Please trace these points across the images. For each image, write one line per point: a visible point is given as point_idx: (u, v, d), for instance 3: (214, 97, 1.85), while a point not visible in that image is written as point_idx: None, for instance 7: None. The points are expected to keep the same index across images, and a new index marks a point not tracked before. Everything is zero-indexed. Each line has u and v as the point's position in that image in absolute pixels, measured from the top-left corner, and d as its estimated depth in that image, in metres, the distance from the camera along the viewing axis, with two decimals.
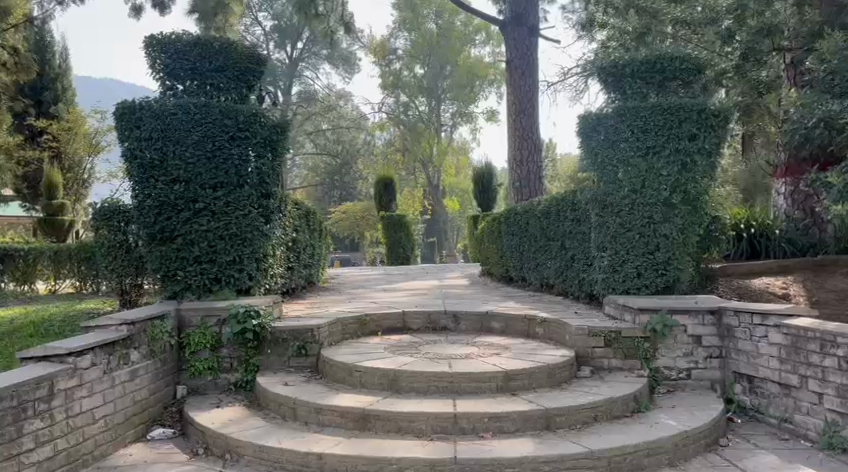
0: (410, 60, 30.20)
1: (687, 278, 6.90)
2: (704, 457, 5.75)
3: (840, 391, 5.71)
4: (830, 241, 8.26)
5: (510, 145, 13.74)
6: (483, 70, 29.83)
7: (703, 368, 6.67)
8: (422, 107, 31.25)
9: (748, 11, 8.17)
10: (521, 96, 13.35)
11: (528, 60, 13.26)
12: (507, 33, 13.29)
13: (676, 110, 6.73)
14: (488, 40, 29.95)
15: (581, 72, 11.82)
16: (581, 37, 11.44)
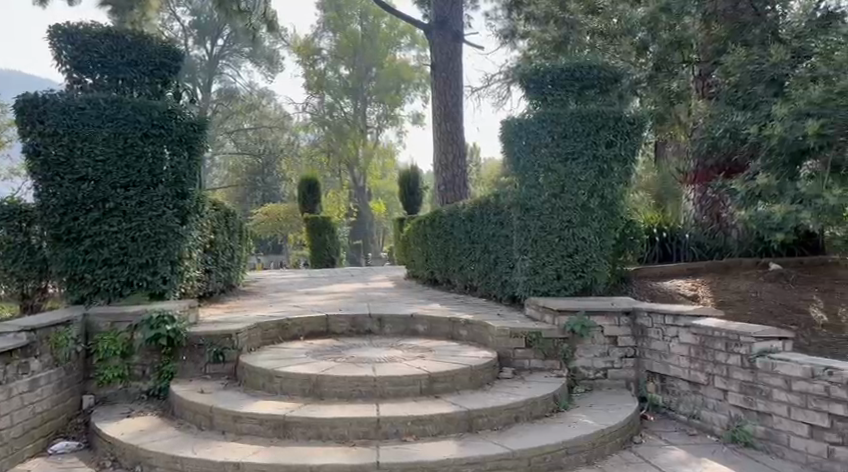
0: (335, 60, 30.25)
1: (604, 280, 7.14)
2: (618, 455, 5.95)
3: (743, 387, 6.05)
4: (734, 245, 8.76)
5: (436, 149, 13.79)
6: (407, 73, 30.60)
7: (619, 367, 6.92)
8: (347, 109, 31.08)
9: (661, 24, 8.55)
10: (446, 101, 13.46)
11: (453, 65, 13.44)
12: (432, 37, 13.44)
13: (593, 117, 6.95)
14: (414, 44, 30.55)
15: (504, 78, 12.07)
16: (503, 44, 11.64)
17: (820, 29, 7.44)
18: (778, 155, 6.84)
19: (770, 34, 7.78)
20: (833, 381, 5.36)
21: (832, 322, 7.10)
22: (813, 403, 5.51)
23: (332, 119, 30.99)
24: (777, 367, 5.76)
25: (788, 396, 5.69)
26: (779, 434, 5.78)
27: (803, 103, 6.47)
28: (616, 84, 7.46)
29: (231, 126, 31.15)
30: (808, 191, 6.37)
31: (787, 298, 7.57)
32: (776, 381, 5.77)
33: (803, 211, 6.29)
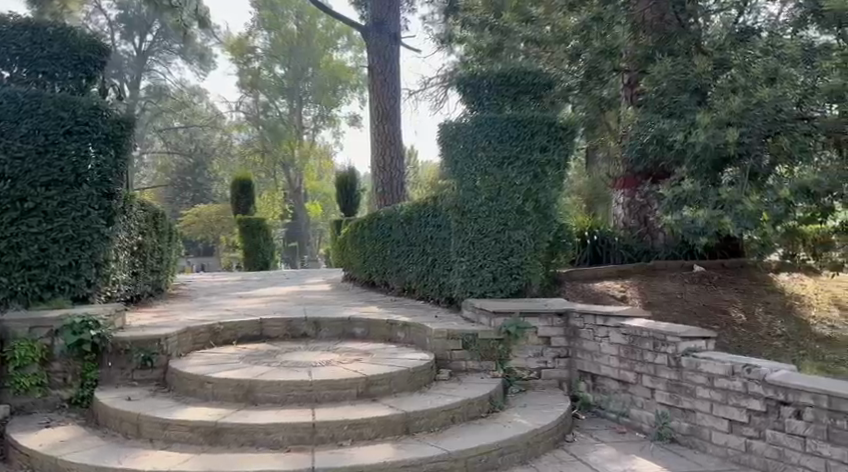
0: (270, 60, 30.94)
1: (538, 281, 7.30)
2: (552, 453, 6.07)
3: (669, 385, 6.28)
4: (661, 248, 9.12)
5: (373, 150, 13.66)
6: (346, 74, 31.60)
7: (552, 367, 7.07)
8: (282, 109, 32.42)
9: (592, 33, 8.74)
10: (383, 102, 13.44)
11: (391, 66, 13.44)
12: (369, 38, 13.43)
13: (528, 123, 7.09)
14: (351, 45, 31.54)
15: (442, 82, 12.13)
16: (440, 48, 11.76)
17: (739, 41, 7.77)
18: (701, 163, 7.18)
19: (693, 46, 8.03)
20: (751, 377, 5.63)
21: (750, 321, 7.61)
22: (733, 399, 5.77)
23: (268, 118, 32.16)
24: (700, 365, 6.00)
25: (710, 393, 5.93)
26: (702, 429, 6.02)
27: (724, 112, 6.75)
28: (549, 90, 7.59)
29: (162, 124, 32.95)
30: (728, 196, 6.67)
31: (710, 298, 8.00)
32: (699, 379, 6.01)
33: (726, 216, 6.62)
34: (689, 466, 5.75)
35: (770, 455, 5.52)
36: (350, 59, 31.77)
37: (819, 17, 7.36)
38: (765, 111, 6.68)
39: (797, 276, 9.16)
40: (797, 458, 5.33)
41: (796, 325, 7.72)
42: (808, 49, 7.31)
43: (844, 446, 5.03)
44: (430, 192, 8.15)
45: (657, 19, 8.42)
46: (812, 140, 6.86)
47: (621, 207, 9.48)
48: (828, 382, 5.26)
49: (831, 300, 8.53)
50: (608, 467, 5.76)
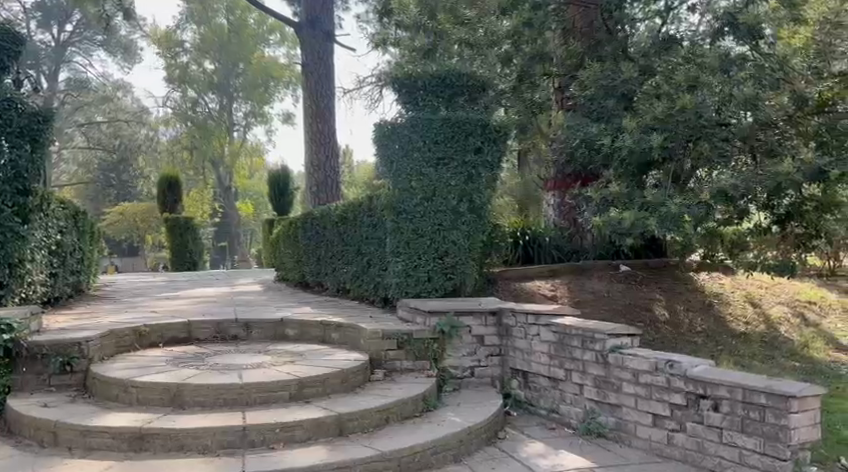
0: (200, 55, 30.80)
1: (472, 281, 7.43)
2: (484, 450, 6.16)
3: (596, 381, 6.48)
4: (589, 248, 9.32)
5: (307, 149, 13.59)
6: (277, 72, 31.66)
7: (485, 366, 7.28)
8: (212, 105, 31.84)
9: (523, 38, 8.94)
10: (316, 102, 13.32)
11: (324, 65, 13.31)
12: (302, 36, 13.26)
13: (462, 124, 7.19)
14: (283, 41, 31.41)
15: (376, 82, 12.07)
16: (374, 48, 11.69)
17: (663, 49, 8.11)
18: (627, 166, 7.50)
19: (620, 53, 8.46)
20: (674, 373, 5.84)
21: (672, 318, 8.05)
22: (657, 394, 5.99)
23: (195, 114, 31.43)
24: (626, 361, 6.21)
25: (635, 388, 6.15)
26: (627, 423, 6.23)
27: (649, 117, 7.07)
28: (482, 92, 7.66)
29: (82, 118, 31.85)
30: (653, 199, 6.99)
31: (635, 296, 8.31)
32: (625, 375, 6.21)
33: (650, 218, 6.84)
34: (615, 459, 5.94)
35: (689, 447, 5.76)
36: (281, 56, 31.79)
37: (735, 29, 7.64)
38: (686, 117, 6.93)
39: (716, 274, 9.58)
40: (715, 449, 5.57)
41: (715, 322, 8.24)
42: (725, 59, 7.46)
43: (757, 437, 5.28)
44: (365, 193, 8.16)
45: (587, 26, 8.90)
46: (728, 144, 7.31)
47: (553, 208, 9.69)
48: (744, 376, 5.51)
49: (746, 297, 8.99)
50: (538, 462, 5.89)
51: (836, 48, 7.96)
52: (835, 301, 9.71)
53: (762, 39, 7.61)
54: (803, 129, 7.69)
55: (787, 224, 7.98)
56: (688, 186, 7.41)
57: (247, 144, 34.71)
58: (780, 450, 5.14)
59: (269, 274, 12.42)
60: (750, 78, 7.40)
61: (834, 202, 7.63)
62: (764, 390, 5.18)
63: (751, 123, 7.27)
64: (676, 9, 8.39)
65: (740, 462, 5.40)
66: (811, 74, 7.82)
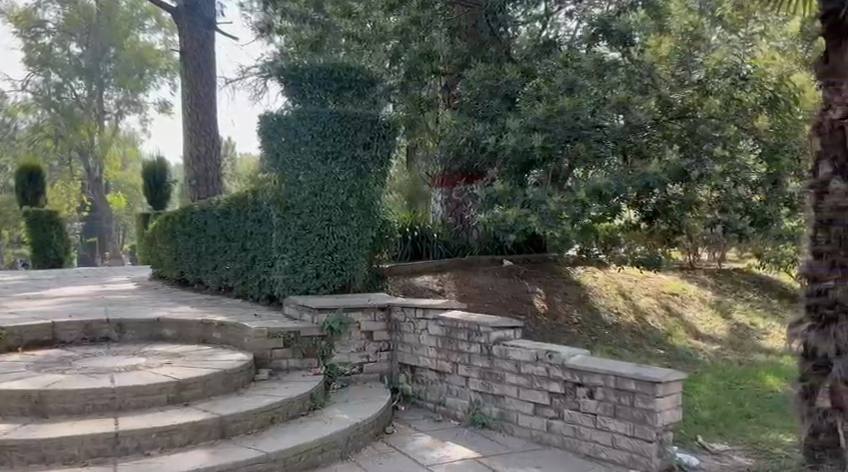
0: (63, 36, 28.60)
1: (361, 277, 7.91)
2: (370, 446, 6.18)
3: (481, 373, 6.75)
4: (475, 244, 9.61)
5: (185, 140, 12.99)
6: (150, 56, 29.71)
7: (374, 361, 7.51)
8: (80, 91, 30.08)
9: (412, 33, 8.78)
10: (197, 89, 12.76)
11: (206, 52, 12.84)
12: (180, 21, 12.63)
13: (353, 118, 7.66)
14: (159, 27, 29.65)
15: (260, 72, 11.76)
16: (259, 37, 11.32)
17: (544, 51, 8.51)
18: (510, 165, 7.75)
19: (504, 54, 8.84)
20: (552, 363, 6.12)
21: (551, 309, 8.47)
22: (537, 383, 6.26)
23: (59, 100, 29.87)
24: (509, 352, 6.47)
25: (517, 379, 6.42)
26: (510, 413, 6.50)
27: (530, 118, 7.39)
28: (371, 86, 8.25)
29: None
30: (535, 197, 7.26)
31: (518, 291, 8.70)
32: (508, 366, 6.48)
33: (531, 215, 7.13)
34: (499, 448, 6.15)
35: (567, 434, 6.06)
36: (158, 41, 29.97)
37: (607, 36, 8.23)
38: (563, 120, 7.37)
39: (590, 268, 10.02)
40: (589, 434, 5.90)
41: (590, 313, 8.72)
42: (601, 64, 8.04)
43: (628, 421, 5.63)
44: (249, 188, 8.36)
45: (472, 27, 9.02)
46: (602, 145, 7.74)
47: (440, 204, 9.82)
48: (616, 364, 5.85)
49: (617, 290, 9.55)
50: (425, 454, 5.99)
51: (694, 61, 8.51)
52: (696, 292, 10.44)
53: (631, 46, 8.25)
54: (670, 133, 8.17)
55: (654, 220, 8.57)
56: (566, 185, 7.72)
57: (119, 134, 33.08)
58: (648, 432, 5.50)
59: (142, 271, 11.88)
60: (622, 83, 7.99)
61: (695, 202, 8.22)
62: (634, 377, 5.53)
63: (623, 125, 7.69)
64: (554, 15, 8.86)
65: (612, 446, 5.74)
66: (672, 83, 8.34)
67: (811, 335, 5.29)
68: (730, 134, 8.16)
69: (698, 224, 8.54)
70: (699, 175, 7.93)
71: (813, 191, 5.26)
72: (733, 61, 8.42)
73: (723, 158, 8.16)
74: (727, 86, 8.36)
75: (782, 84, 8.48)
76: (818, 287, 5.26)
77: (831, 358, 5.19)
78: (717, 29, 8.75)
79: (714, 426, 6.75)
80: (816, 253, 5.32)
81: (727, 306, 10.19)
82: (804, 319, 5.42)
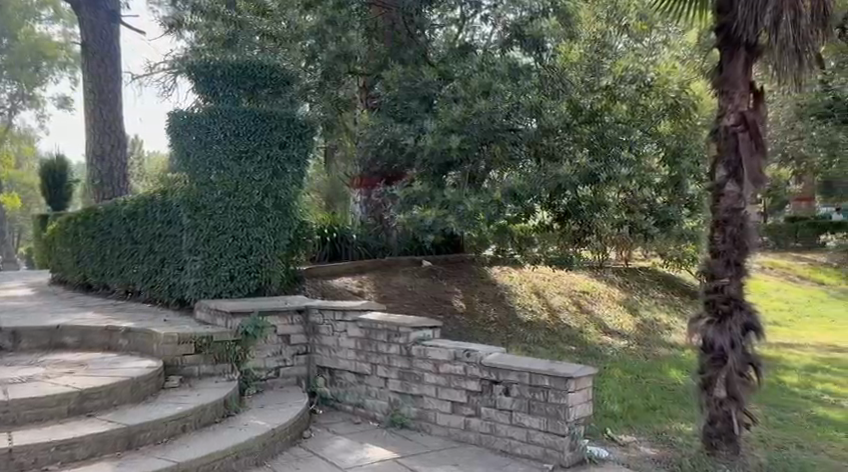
0: None
1: (278, 280, 8.02)
2: (287, 452, 6.06)
3: (400, 373, 6.78)
4: (394, 245, 9.76)
5: (87, 138, 12.39)
6: (51, 50, 27.45)
7: (291, 365, 7.44)
8: None
9: (328, 35, 8.76)
10: (100, 85, 12.16)
11: (110, 45, 12.24)
12: (81, 12, 12.05)
13: (269, 117, 7.82)
14: (56, 19, 27.57)
15: (169, 69, 11.33)
16: (168, 32, 10.84)
17: (459, 53, 8.74)
18: (429, 166, 7.95)
19: (420, 56, 8.81)
20: (470, 361, 6.21)
21: (468, 308, 8.72)
22: (455, 382, 6.34)
23: None
24: (428, 352, 6.53)
25: (436, 378, 6.48)
26: (429, 412, 6.56)
27: (448, 120, 7.59)
28: (287, 85, 8.46)
29: None
30: (453, 198, 7.44)
31: (436, 291, 8.91)
32: (427, 366, 6.53)
33: (449, 216, 7.33)
34: (417, 448, 6.18)
35: (484, 431, 6.16)
36: (56, 34, 27.99)
37: (521, 41, 8.60)
38: (482, 120, 7.61)
39: (506, 268, 10.30)
40: (505, 430, 6.02)
41: (506, 312, 8.95)
42: (514, 68, 8.21)
43: (541, 416, 5.78)
44: (157, 188, 8.33)
45: (388, 28, 9.01)
46: (518, 148, 8.06)
47: (360, 205, 9.87)
48: (531, 361, 5.99)
49: (532, 289, 9.83)
50: (343, 457, 5.94)
51: (601, 67, 8.92)
52: (605, 291, 10.79)
53: (543, 50, 8.60)
54: (581, 136, 8.42)
55: (566, 221, 8.84)
56: (483, 186, 8.01)
57: None
58: (560, 426, 5.67)
59: (42, 275, 11.29)
60: (535, 87, 8.22)
61: (602, 202, 8.57)
62: (548, 373, 5.69)
63: (537, 129, 8.04)
64: (469, 19, 9.07)
65: (527, 441, 5.88)
66: (583, 87, 8.71)
67: (710, 328, 5.97)
68: (635, 138, 8.55)
69: (607, 225, 8.90)
70: (608, 178, 8.28)
71: (709, 192, 6.07)
72: (639, 69, 8.78)
73: (629, 161, 8.46)
74: (633, 92, 8.79)
75: (685, 93, 8.82)
76: (715, 283, 5.95)
77: (726, 349, 5.90)
78: (623, 38, 9.36)
79: (623, 419, 7.03)
80: (713, 252, 6.01)
81: (634, 303, 10.66)
82: (702, 313, 6.08)
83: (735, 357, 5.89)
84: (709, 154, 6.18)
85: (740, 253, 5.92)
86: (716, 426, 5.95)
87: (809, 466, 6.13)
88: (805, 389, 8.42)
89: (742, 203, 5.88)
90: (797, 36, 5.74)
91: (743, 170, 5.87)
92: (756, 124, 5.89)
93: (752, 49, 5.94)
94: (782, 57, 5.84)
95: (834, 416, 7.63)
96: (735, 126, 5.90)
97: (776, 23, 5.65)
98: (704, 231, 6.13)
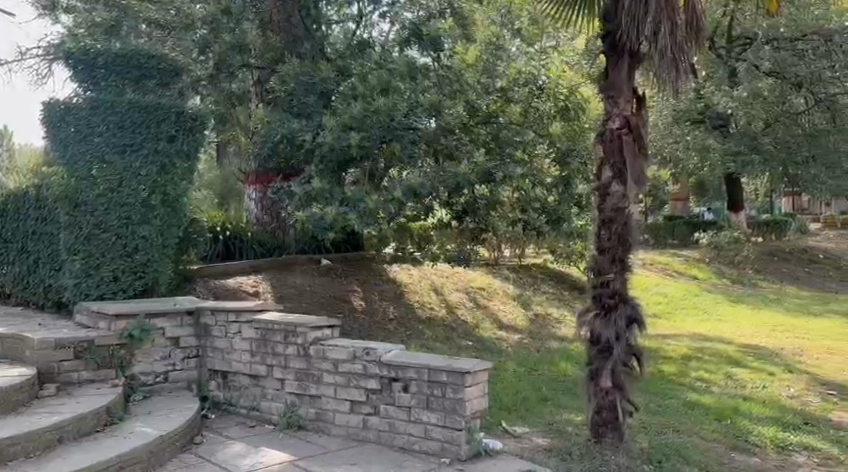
0: None
1: (165, 281, 7.65)
2: (176, 458, 5.77)
3: (297, 375, 6.65)
4: (291, 243, 9.65)
5: None
6: None
7: (181, 369, 7.16)
8: None
9: (222, 27, 8.85)
10: None
11: None
12: None
13: (154, 109, 7.47)
14: None
15: (42, 54, 10.58)
16: (41, 16, 10.20)
17: (357, 50, 9.03)
18: (327, 163, 8.03)
19: (317, 50, 9.15)
20: (369, 360, 6.17)
21: (367, 308, 8.78)
22: (353, 381, 6.27)
23: None
24: (327, 351, 6.44)
25: (334, 378, 6.40)
26: (327, 413, 6.47)
27: (347, 117, 7.79)
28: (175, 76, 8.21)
29: None
30: (353, 197, 7.83)
31: (334, 290, 8.95)
32: (325, 365, 6.43)
33: (350, 214, 7.65)
34: (314, 449, 6.07)
35: (382, 429, 6.13)
36: None
37: (420, 40, 8.95)
38: (380, 118, 7.84)
39: (406, 265, 10.35)
40: (404, 427, 6.01)
41: (405, 309, 9.08)
42: (412, 67, 8.53)
43: (439, 412, 5.81)
44: (29, 183, 7.92)
45: (283, 21, 9.16)
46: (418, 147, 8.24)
47: (254, 202, 9.68)
48: (430, 357, 6.01)
49: (430, 287, 9.98)
50: (237, 462, 5.74)
51: (496, 69, 9.15)
52: (500, 287, 11.08)
53: (441, 50, 8.91)
54: (477, 136, 8.68)
55: (463, 220, 9.05)
56: (382, 185, 8.24)
57: None
58: (457, 421, 5.72)
59: None
60: (434, 87, 8.48)
61: (499, 202, 8.85)
62: (446, 369, 5.72)
63: (435, 128, 8.31)
64: (367, 15, 9.45)
65: (425, 437, 5.89)
66: (480, 88, 8.88)
67: (597, 321, 6.26)
68: (529, 139, 8.97)
69: (501, 222, 9.13)
70: (504, 177, 8.55)
71: (597, 191, 6.36)
72: (531, 72, 9.25)
73: (522, 160, 8.89)
74: (526, 95, 9.21)
75: (573, 95, 9.40)
76: (602, 279, 6.22)
77: (611, 341, 6.20)
78: (516, 42, 9.69)
79: (516, 411, 7.24)
80: (599, 249, 6.28)
81: (527, 298, 11.03)
82: (589, 307, 6.37)
83: (619, 349, 6.19)
84: (596, 156, 6.45)
85: (624, 250, 6.22)
86: (602, 414, 6.25)
87: (687, 449, 6.55)
88: (680, 377, 9.01)
89: (625, 202, 6.19)
90: (673, 44, 6.11)
91: (627, 170, 6.18)
92: (638, 128, 6.24)
93: (636, 56, 6.29)
94: (660, 64, 6.12)
95: (706, 401, 8.21)
96: (620, 129, 6.20)
97: (656, 32, 5.99)
98: (591, 229, 6.39)
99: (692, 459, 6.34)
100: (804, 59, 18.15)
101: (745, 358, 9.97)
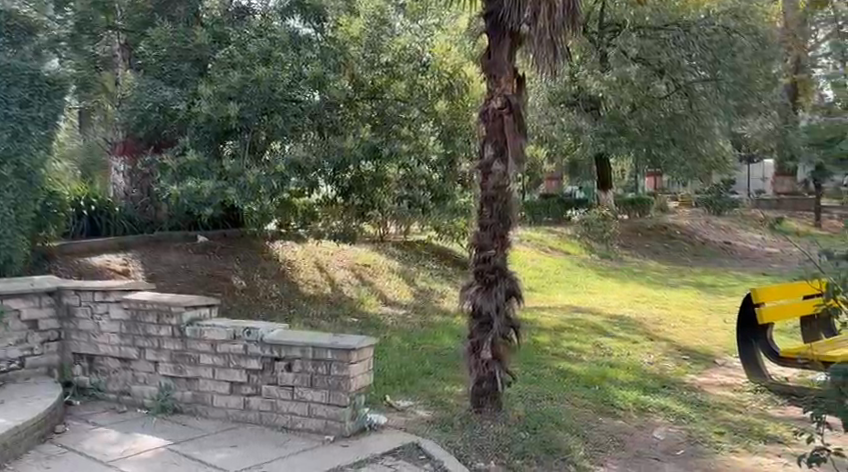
0: None
1: (19, 260, 6.92)
2: (34, 450, 5.30)
3: (172, 356, 6.31)
4: (164, 219, 9.28)
5: None
6: None
7: (39, 354, 6.62)
8: None
9: None
10: None
11: None
12: None
13: (5, 71, 7.00)
14: None
15: None
16: None
17: (235, 16, 9.04)
18: (204, 133, 7.78)
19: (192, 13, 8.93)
20: (251, 339, 5.94)
21: (249, 286, 8.73)
22: (234, 362, 6.03)
23: None
24: (204, 332, 6.14)
25: (212, 359, 6.12)
26: (204, 395, 6.20)
27: (225, 86, 7.53)
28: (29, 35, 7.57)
29: None
30: (231, 170, 7.61)
31: (211, 268, 8.68)
32: (203, 346, 6.14)
33: (228, 189, 7.46)
34: (191, 433, 5.80)
35: (264, 409, 5.95)
36: None
37: (303, 10, 8.61)
38: (260, 89, 7.62)
39: (289, 242, 10.42)
40: (287, 406, 5.85)
41: (287, 288, 9.05)
42: (294, 39, 8.39)
43: (324, 390, 5.68)
44: None
45: None
46: (300, 120, 8.14)
47: (121, 176, 9.13)
48: (314, 335, 5.88)
49: (314, 263, 10.08)
50: (105, 450, 5.37)
51: (381, 43, 9.22)
52: (383, 263, 11.21)
53: (323, 21, 8.77)
54: (360, 111, 8.97)
55: (349, 195, 9.42)
56: (263, 159, 8.01)
57: None
58: (342, 397, 5.62)
59: None
60: (316, 59, 8.25)
61: (384, 179, 9.42)
62: (330, 346, 5.61)
63: (319, 101, 8.27)
64: None
65: (308, 416, 5.76)
66: (364, 63, 9.05)
67: (477, 295, 6.37)
68: (413, 116, 9.29)
69: (387, 199, 9.69)
70: (389, 153, 8.95)
71: (479, 169, 6.44)
72: (415, 49, 9.46)
73: (408, 137, 9.29)
74: (410, 71, 9.37)
75: (457, 74, 9.69)
76: (483, 255, 6.34)
77: (492, 315, 6.33)
78: (398, 16, 9.64)
79: (400, 385, 7.29)
80: (481, 226, 6.39)
81: (410, 274, 11.18)
82: (471, 282, 6.46)
83: (498, 323, 6.33)
84: (478, 134, 6.54)
85: (505, 227, 6.37)
86: (482, 385, 6.39)
87: (559, 416, 6.87)
88: (553, 348, 9.44)
89: (506, 181, 6.33)
90: (551, 27, 6.21)
91: (508, 149, 6.30)
92: (518, 108, 6.35)
93: (517, 37, 6.40)
94: (538, 46, 6.27)
95: (576, 369, 8.66)
96: (501, 109, 6.30)
97: (535, 15, 6.11)
98: (473, 205, 6.50)
99: (564, 425, 6.65)
100: (666, 47, 20.44)
101: (611, 328, 10.62)
